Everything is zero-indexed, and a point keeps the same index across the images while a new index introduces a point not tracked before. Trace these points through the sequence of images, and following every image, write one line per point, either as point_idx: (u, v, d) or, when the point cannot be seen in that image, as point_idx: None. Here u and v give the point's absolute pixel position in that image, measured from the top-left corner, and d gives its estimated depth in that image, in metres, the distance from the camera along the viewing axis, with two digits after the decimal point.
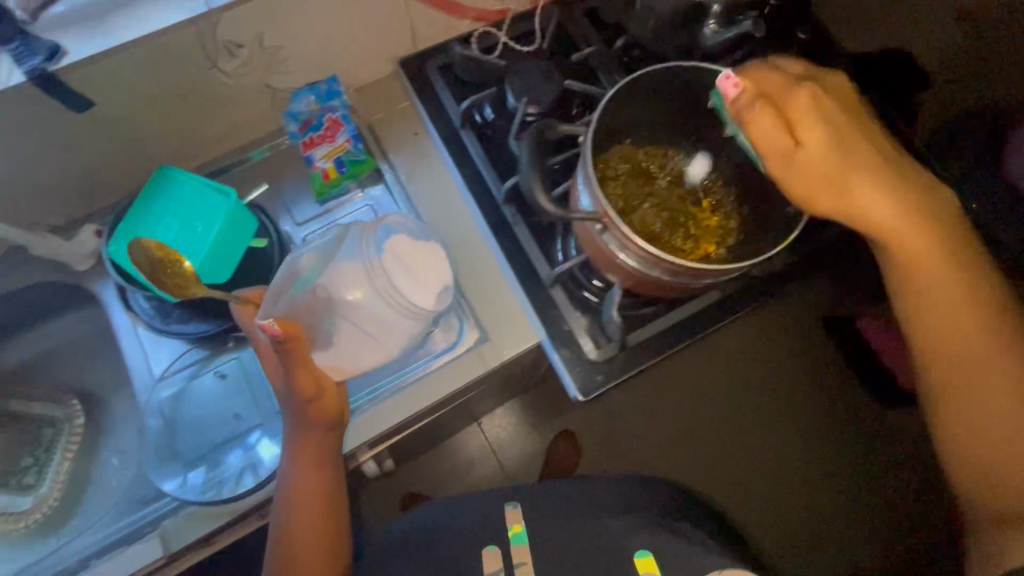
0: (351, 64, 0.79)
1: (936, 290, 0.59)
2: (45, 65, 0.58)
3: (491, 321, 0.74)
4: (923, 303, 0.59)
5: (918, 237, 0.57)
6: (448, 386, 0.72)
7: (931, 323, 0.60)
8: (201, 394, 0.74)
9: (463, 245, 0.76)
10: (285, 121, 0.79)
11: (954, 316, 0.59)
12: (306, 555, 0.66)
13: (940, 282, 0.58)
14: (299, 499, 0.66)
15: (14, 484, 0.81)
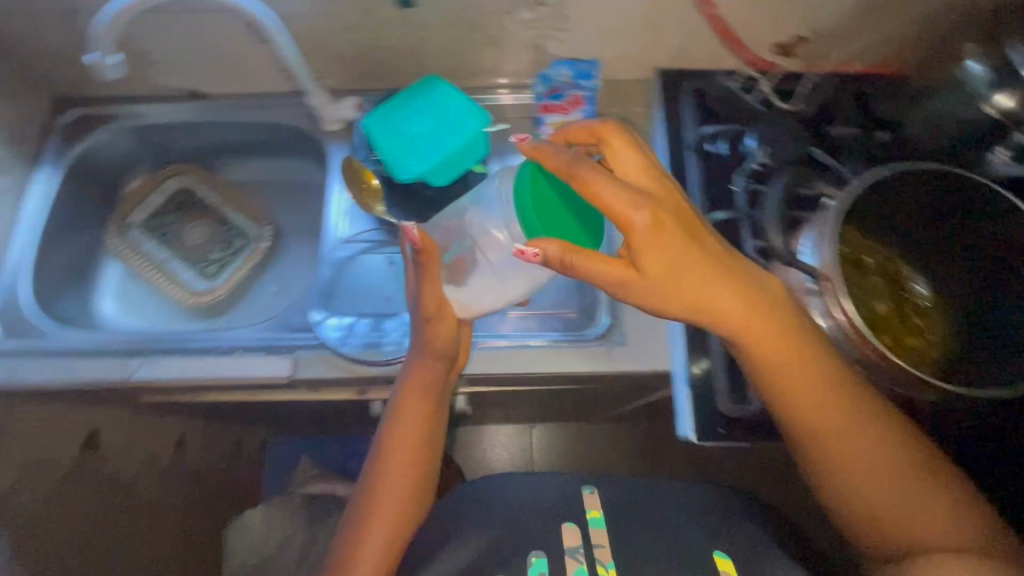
0: (615, 57, 0.85)
1: (863, 424, 0.61)
2: None
3: (631, 329, 0.77)
4: (812, 409, 0.61)
5: (811, 367, 0.60)
6: (565, 364, 0.76)
7: (797, 418, 0.61)
8: (368, 268, 0.85)
9: None
10: (533, 83, 0.87)
11: (856, 440, 0.61)
12: (398, 464, 0.71)
13: (818, 383, 0.61)
14: (404, 426, 0.71)
15: (201, 267, 0.98)
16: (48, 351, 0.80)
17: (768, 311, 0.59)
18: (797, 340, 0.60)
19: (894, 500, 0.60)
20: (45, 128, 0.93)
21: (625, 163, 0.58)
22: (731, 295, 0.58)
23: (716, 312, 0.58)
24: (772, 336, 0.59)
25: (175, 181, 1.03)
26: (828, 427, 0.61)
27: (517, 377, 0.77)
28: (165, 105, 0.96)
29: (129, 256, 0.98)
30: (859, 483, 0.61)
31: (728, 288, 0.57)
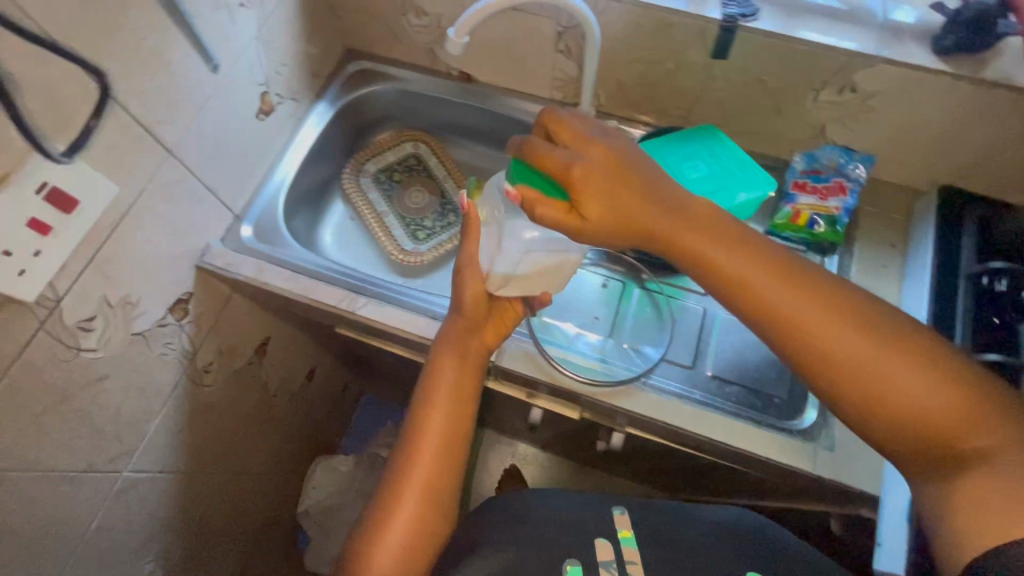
0: (891, 157, 0.83)
1: (865, 335, 0.48)
2: (739, 18, 0.72)
3: (836, 436, 0.73)
4: (812, 335, 0.49)
5: (783, 287, 0.51)
6: (754, 445, 0.73)
7: (828, 353, 0.49)
8: (582, 284, 0.86)
9: None
10: (796, 159, 0.85)
11: (851, 340, 0.48)
12: (431, 435, 0.65)
13: (820, 306, 0.50)
14: (441, 390, 0.68)
15: (413, 229, 1.06)
16: (288, 262, 0.88)
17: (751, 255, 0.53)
18: (802, 283, 0.51)
19: (931, 412, 0.45)
20: (333, 70, 1.05)
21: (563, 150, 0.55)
22: (752, 262, 0.52)
23: (747, 283, 0.52)
24: (777, 298, 0.51)
25: (411, 143, 1.12)
26: (872, 360, 0.47)
27: (697, 438, 0.75)
28: (433, 79, 1.05)
29: (356, 198, 1.07)
30: (877, 402, 0.47)
31: (717, 243, 0.53)
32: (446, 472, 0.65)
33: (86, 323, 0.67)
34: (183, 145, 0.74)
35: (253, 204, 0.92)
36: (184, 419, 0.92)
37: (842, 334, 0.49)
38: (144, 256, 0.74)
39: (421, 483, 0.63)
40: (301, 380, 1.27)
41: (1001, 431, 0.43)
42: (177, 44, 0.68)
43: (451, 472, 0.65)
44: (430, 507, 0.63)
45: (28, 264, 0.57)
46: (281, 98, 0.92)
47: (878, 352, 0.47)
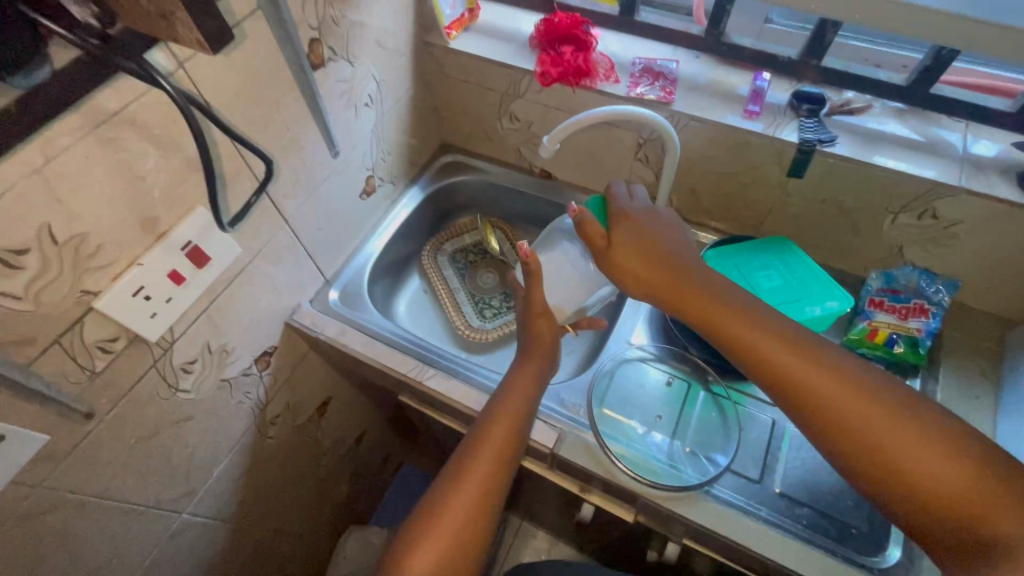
0: (978, 284, 0.82)
1: (848, 386, 0.56)
2: (816, 142, 0.76)
3: None
4: (824, 403, 0.55)
5: (800, 360, 0.57)
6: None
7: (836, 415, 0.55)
8: (646, 379, 0.86)
9: None
10: (872, 277, 0.85)
11: (859, 412, 0.54)
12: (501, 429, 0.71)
13: (835, 383, 0.56)
14: (516, 393, 0.74)
15: (480, 308, 1.11)
16: (366, 327, 0.94)
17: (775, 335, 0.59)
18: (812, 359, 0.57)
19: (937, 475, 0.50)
20: (427, 160, 1.17)
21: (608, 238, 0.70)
22: (770, 337, 0.59)
23: (766, 360, 0.59)
24: (767, 343, 0.59)
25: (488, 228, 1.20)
26: (881, 427, 0.53)
27: (765, 563, 0.70)
28: (516, 174, 1.15)
29: (432, 275, 1.14)
30: (888, 459, 0.52)
31: (741, 321, 0.61)
32: (498, 483, 0.68)
33: (188, 365, 0.74)
34: (297, 215, 0.84)
35: (342, 271, 1.00)
36: (244, 468, 0.95)
37: (809, 374, 0.57)
38: (248, 309, 0.82)
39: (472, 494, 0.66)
40: (351, 443, 1.30)
41: (935, 454, 0.51)
42: (312, 135, 0.80)
43: (499, 487, 0.68)
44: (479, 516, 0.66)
45: (159, 308, 0.65)
46: (382, 181, 1.04)
47: (879, 416, 0.54)
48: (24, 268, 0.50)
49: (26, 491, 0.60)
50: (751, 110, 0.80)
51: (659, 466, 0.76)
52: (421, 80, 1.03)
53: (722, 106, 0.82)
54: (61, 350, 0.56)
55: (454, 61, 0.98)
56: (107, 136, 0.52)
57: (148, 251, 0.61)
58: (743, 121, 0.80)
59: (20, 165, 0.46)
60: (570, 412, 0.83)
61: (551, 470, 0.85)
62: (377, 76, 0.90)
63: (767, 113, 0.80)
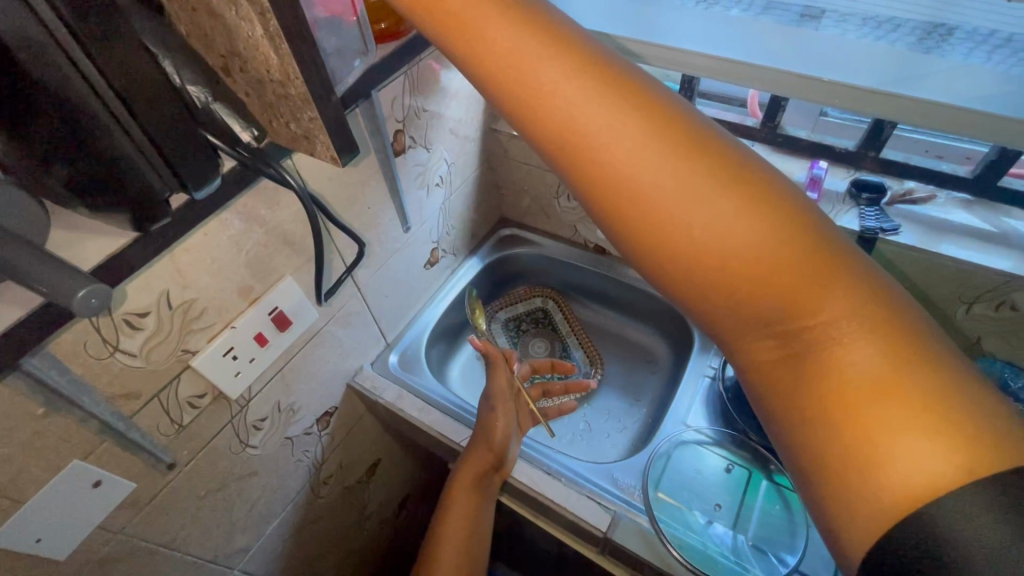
0: None
1: (706, 182, 0.35)
2: (878, 231, 0.76)
3: None
4: (681, 226, 0.35)
5: (654, 148, 0.36)
6: None
7: (697, 244, 0.35)
8: (705, 465, 0.83)
9: None
10: None
11: (701, 207, 0.35)
12: (456, 516, 0.79)
13: (736, 210, 0.34)
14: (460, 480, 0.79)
15: None
16: (423, 393, 0.97)
17: (653, 127, 0.37)
18: (701, 172, 0.35)
19: (882, 431, 0.30)
20: (486, 233, 1.24)
21: (498, 31, 0.39)
22: (633, 130, 0.36)
23: (604, 156, 0.37)
24: (594, 117, 0.37)
25: (541, 299, 1.22)
26: (822, 323, 0.33)
27: None
28: (570, 249, 1.20)
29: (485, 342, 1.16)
30: (794, 388, 0.34)
31: (605, 108, 0.37)
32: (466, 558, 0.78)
33: (259, 422, 0.78)
34: (368, 284, 0.90)
35: (403, 337, 1.05)
36: (294, 527, 0.97)
37: (637, 154, 0.36)
38: (316, 371, 0.87)
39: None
40: (395, 508, 1.29)
41: (834, 309, 0.33)
42: (389, 213, 0.88)
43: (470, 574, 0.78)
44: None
45: (243, 367, 0.70)
46: (444, 253, 1.10)
47: (787, 304, 0.34)
48: (143, 329, 0.56)
49: (108, 535, 0.64)
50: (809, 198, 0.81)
51: (720, 562, 0.72)
52: (485, 163, 1.11)
53: None
54: (160, 404, 0.62)
55: (517, 147, 1.06)
56: (224, 217, 0.60)
57: (242, 315, 0.68)
58: None
59: (163, 252, 0.54)
60: (624, 493, 0.81)
61: (604, 558, 0.81)
62: (447, 160, 0.98)
63: (825, 202, 0.82)
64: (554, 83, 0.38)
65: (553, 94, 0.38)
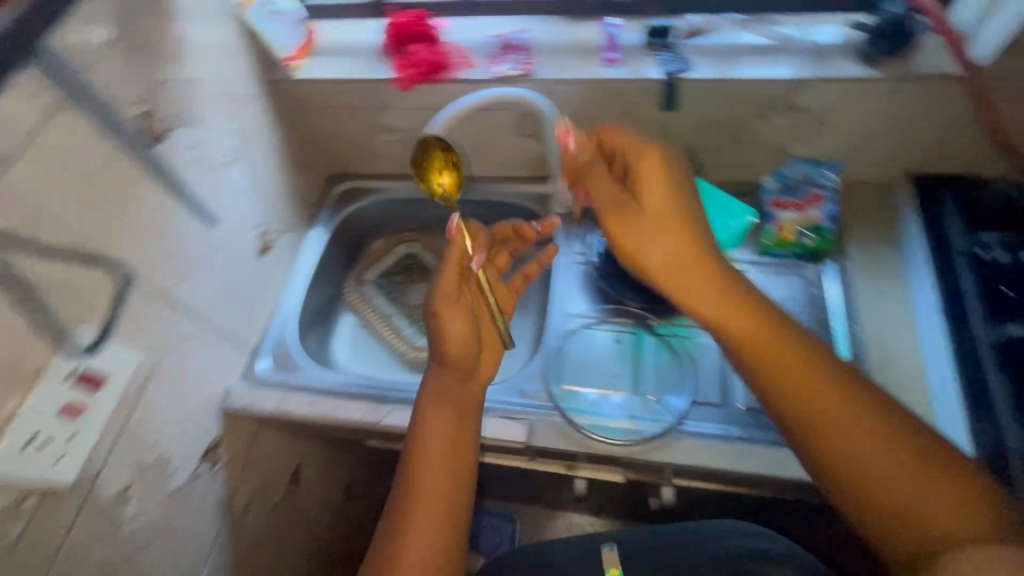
0: (866, 160, 0.86)
1: (806, 362, 0.57)
2: (677, 73, 0.78)
3: None
4: (807, 415, 0.55)
5: (718, 304, 0.61)
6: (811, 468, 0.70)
7: (786, 400, 0.57)
8: (596, 345, 0.87)
9: (894, 371, 0.72)
10: (767, 181, 0.87)
11: (802, 390, 0.56)
12: (435, 459, 0.63)
13: (804, 378, 0.56)
14: (429, 412, 0.66)
15: (420, 324, 1.07)
16: (308, 386, 0.90)
17: (708, 260, 0.62)
18: (785, 342, 0.59)
19: (913, 495, 0.49)
20: (320, 196, 1.12)
21: (620, 216, 0.64)
22: (727, 301, 0.61)
23: (687, 296, 0.63)
24: (762, 321, 0.60)
25: (404, 244, 1.16)
26: (847, 423, 0.53)
27: (746, 476, 0.72)
28: (415, 184, 1.12)
29: (361, 307, 1.10)
30: (848, 457, 0.52)
31: (698, 266, 0.62)
32: (457, 492, 0.63)
33: (125, 492, 0.68)
34: (193, 300, 0.78)
35: (266, 337, 0.95)
36: (230, 567, 0.90)
37: (753, 324, 0.60)
38: (173, 412, 0.76)
39: (441, 472, 0.63)
40: (341, 499, 1.25)
41: (849, 404, 0.54)
42: (179, 213, 0.74)
43: (461, 514, 0.62)
44: (438, 519, 0.60)
45: (65, 448, 0.59)
46: (278, 235, 0.99)
47: (813, 418, 0.55)
48: None
49: None
50: (610, 58, 0.82)
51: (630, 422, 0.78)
52: (285, 120, 0.98)
53: (584, 62, 0.83)
54: None
55: (311, 91, 0.93)
56: None
57: (26, 396, 0.56)
58: (606, 70, 0.81)
59: None
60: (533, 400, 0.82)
61: (535, 462, 0.84)
62: (231, 130, 0.84)
63: (627, 58, 0.82)
64: (663, 246, 0.63)
65: (667, 263, 0.63)
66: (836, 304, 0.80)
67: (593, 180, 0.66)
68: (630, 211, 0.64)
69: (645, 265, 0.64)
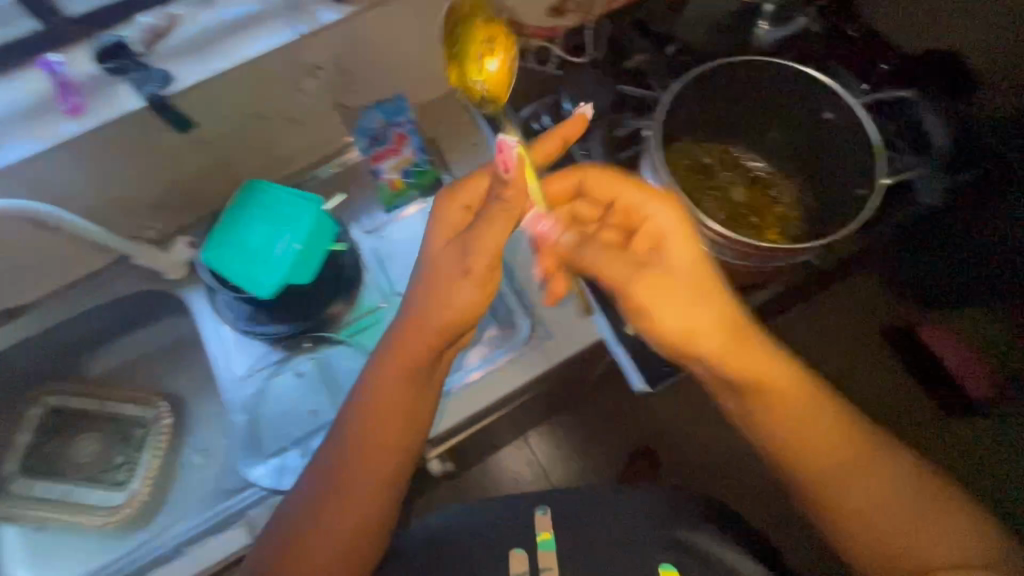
0: (417, 79, 0.85)
1: (775, 363, 0.57)
2: (159, 91, 0.64)
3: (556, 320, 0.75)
4: (779, 413, 0.57)
5: (769, 365, 0.56)
6: (518, 376, 0.74)
7: (793, 437, 0.57)
8: (282, 393, 0.79)
9: (524, 255, 0.80)
10: (356, 141, 0.87)
11: (790, 428, 0.57)
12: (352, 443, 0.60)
13: (788, 377, 0.57)
14: (386, 379, 0.59)
15: (109, 479, 0.87)
16: None
17: (746, 343, 0.56)
18: (750, 353, 0.56)
19: (847, 480, 0.56)
20: None
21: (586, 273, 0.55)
22: (725, 339, 0.55)
23: (770, 386, 0.57)
24: (758, 357, 0.56)
25: (33, 407, 0.89)
26: (808, 424, 0.57)
27: (465, 420, 0.75)
28: None
29: (20, 510, 0.85)
30: (798, 433, 0.57)
31: (702, 306, 0.54)
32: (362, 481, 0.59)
33: None
34: None
35: None
36: None
37: (730, 347, 0.55)
38: None
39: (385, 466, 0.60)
40: None
41: (820, 406, 0.57)
42: None
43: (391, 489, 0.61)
44: (382, 510, 0.60)
45: None
46: None
47: (807, 452, 0.57)
48: None
49: None
50: (71, 107, 0.64)
51: None
52: None
53: (45, 122, 0.65)
54: None
55: None
56: None
57: None
58: (75, 125, 0.64)
59: None
60: (246, 492, 0.73)
61: None
62: None
63: (96, 96, 0.66)
64: (674, 314, 0.54)
65: (664, 314, 0.54)
66: None
67: (654, 294, 0.54)
68: (696, 302, 0.54)
69: (680, 335, 0.55)
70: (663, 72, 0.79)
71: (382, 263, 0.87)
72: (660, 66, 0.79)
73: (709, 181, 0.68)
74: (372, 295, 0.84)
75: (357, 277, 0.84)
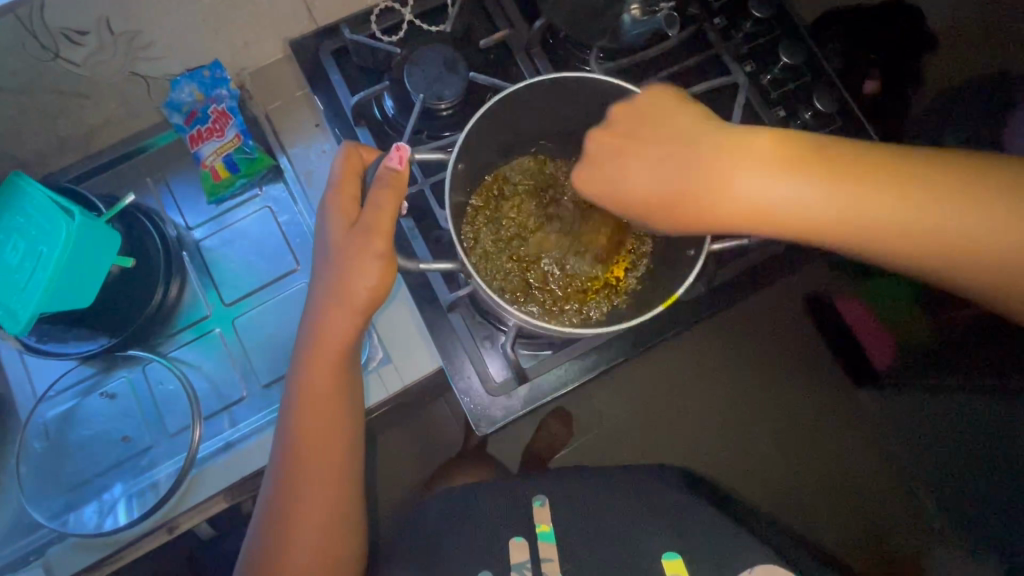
0: (238, 46, 0.69)
1: (854, 163, 0.45)
2: None
3: (395, 343, 0.64)
4: (760, 200, 0.46)
5: (772, 174, 0.46)
6: (371, 397, 0.64)
7: (815, 210, 0.45)
8: (89, 418, 0.70)
9: None
10: (169, 116, 0.72)
11: (781, 188, 0.46)
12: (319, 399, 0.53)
13: (839, 165, 0.45)
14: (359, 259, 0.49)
15: None
16: None
17: (791, 162, 0.46)
18: (868, 184, 0.44)
19: (826, 204, 0.45)
20: None
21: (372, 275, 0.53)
22: (768, 173, 0.46)
23: (753, 202, 0.46)
24: (730, 175, 0.47)
25: None
26: (931, 233, 0.43)
27: None
28: None
29: None
30: (884, 234, 0.44)
31: (740, 163, 0.47)
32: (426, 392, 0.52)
33: None
34: None
35: None
36: None
37: (774, 177, 0.46)
38: None
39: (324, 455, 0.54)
40: None
41: (820, 195, 0.45)
42: None
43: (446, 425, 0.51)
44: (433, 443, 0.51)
45: None
46: None
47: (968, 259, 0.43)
48: None
49: None
50: None
51: (159, 478, 0.66)
52: None
53: None
54: None
55: None
56: None
57: None
58: None
59: None
60: (44, 529, 0.66)
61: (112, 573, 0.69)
62: None
63: None
64: (721, 170, 0.47)
65: (727, 185, 0.47)
66: (304, 227, 0.75)
67: (667, 127, 0.49)
68: (654, 149, 0.49)
69: (733, 211, 0.47)
70: (528, 51, 0.67)
71: (208, 265, 0.75)
72: (526, 42, 0.67)
73: (533, 210, 0.60)
74: (198, 304, 0.74)
75: (175, 282, 0.72)
